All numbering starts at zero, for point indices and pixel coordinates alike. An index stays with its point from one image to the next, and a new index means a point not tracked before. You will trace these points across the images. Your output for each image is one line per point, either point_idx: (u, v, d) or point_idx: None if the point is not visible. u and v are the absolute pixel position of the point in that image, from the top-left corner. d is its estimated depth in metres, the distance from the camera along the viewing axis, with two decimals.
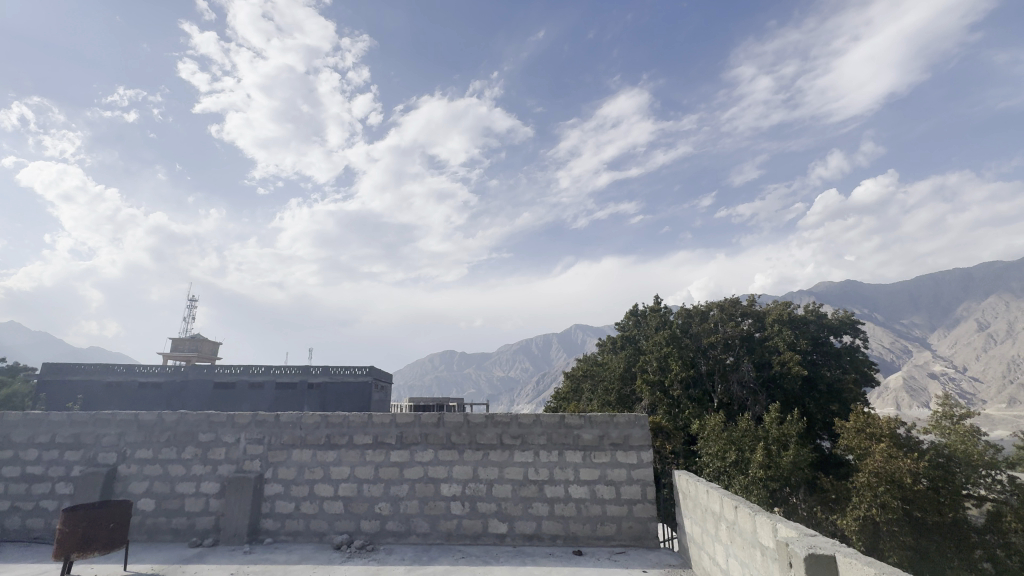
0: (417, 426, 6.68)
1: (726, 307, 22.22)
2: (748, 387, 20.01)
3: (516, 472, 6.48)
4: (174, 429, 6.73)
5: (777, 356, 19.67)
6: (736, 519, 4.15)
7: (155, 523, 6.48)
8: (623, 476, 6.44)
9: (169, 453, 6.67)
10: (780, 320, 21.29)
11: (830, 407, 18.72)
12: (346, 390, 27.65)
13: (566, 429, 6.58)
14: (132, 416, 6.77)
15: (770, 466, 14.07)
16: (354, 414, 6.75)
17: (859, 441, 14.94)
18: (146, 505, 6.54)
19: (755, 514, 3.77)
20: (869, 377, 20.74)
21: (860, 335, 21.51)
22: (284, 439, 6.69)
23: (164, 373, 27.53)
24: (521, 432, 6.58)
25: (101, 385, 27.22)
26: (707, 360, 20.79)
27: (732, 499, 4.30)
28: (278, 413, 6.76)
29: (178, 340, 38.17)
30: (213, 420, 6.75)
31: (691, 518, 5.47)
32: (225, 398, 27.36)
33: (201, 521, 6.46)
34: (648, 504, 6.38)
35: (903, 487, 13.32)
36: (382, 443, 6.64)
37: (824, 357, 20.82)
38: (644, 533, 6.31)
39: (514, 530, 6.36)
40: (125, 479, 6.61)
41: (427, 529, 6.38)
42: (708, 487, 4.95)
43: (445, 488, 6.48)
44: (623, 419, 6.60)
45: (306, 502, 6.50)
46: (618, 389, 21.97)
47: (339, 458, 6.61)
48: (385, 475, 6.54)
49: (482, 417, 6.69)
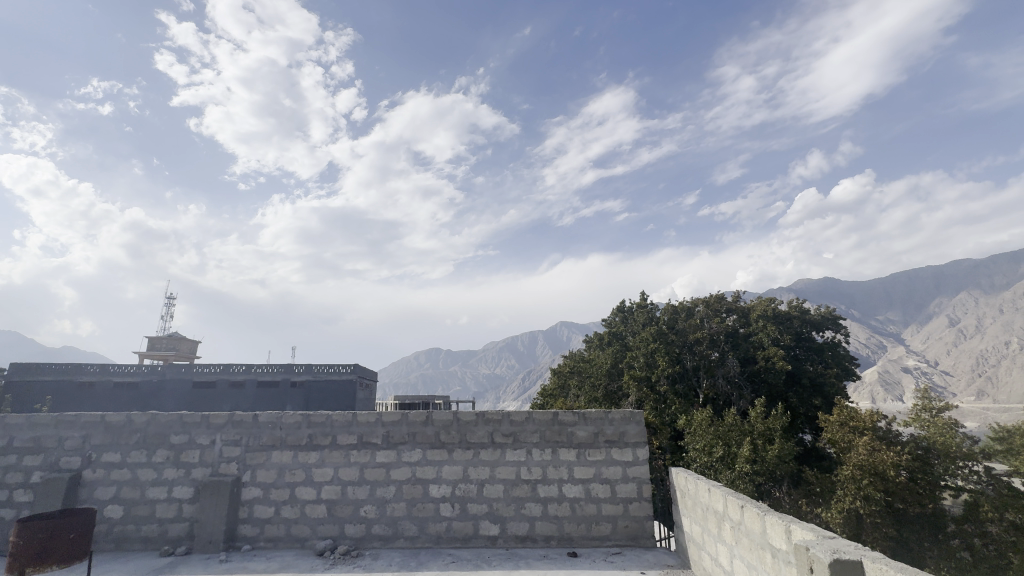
0: (404, 425, 6.39)
1: (711, 303, 22.25)
2: (733, 382, 20.07)
3: (509, 472, 6.24)
4: (144, 431, 6.32)
5: (761, 351, 19.79)
6: (741, 520, 3.97)
7: (124, 532, 6.08)
8: (618, 474, 6.25)
9: (138, 456, 6.26)
10: (764, 315, 21.41)
11: (813, 400, 18.93)
12: (329, 388, 27.15)
13: (560, 426, 6.36)
14: (98, 417, 6.34)
15: (756, 460, 14.09)
16: (337, 413, 6.42)
17: (842, 434, 15.06)
18: (114, 512, 6.13)
19: (763, 515, 3.62)
20: (850, 371, 21.02)
21: (841, 330, 21.82)
22: (263, 440, 6.34)
23: (140, 373, 26.66)
24: (513, 430, 6.34)
25: (72, 385, 26.23)
26: (693, 356, 20.79)
27: (737, 497, 4.12)
28: (256, 413, 6.40)
29: (154, 339, 37.06)
30: (186, 421, 6.37)
31: (689, 517, 5.30)
32: (204, 397, 26.59)
33: (174, 529, 6.07)
34: (644, 502, 6.20)
35: (885, 479, 13.42)
36: (368, 444, 6.33)
37: (806, 352, 21.01)
38: (640, 532, 6.12)
39: (506, 532, 6.11)
40: (90, 484, 6.19)
41: (415, 533, 6.10)
42: (709, 486, 4.78)
43: (434, 490, 6.20)
44: (617, 415, 6.41)
45: (287, 506, 6.16)
46: (605, 385, 21.88)
47: (322, 459, 6.28)
48: (371, 476, 6.24)
49: (473, 415, 6.43)
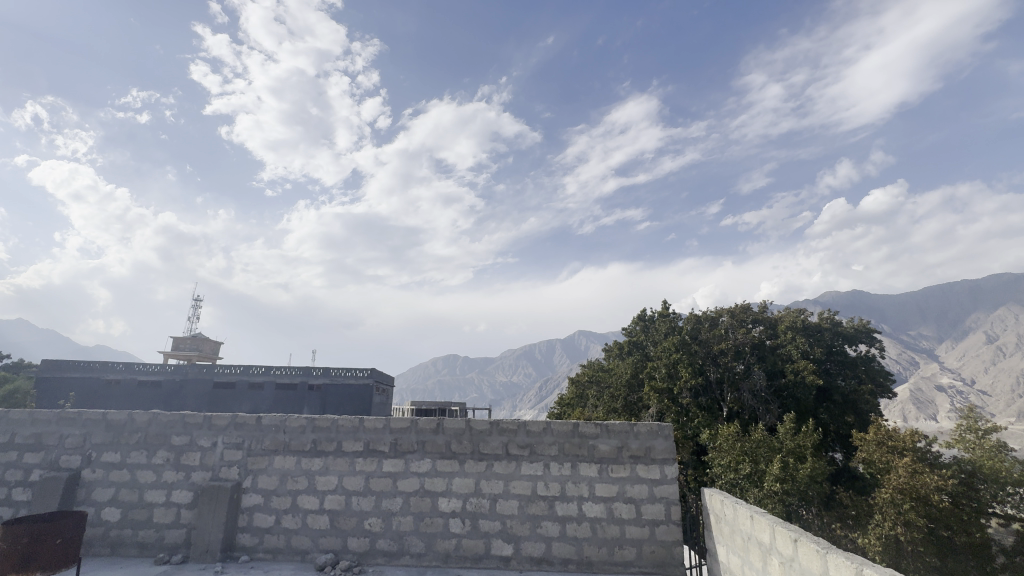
0: (413, 432, 6.01)
1: (736, 314, 21.31)
2: (759, 396, 19.07)
3: (524, 487, 5.76)
4: (145, 431, 6.07)
5: (790, 364, 18.82)
6: (794, 556, 3.43)
7: (120, 536, 5.81)
8: (644, 494, 5.70)
9: (138, 457, 6.00)
10: (793, 327, 20.40)
11: (844, 417, 17.89)
12: (346, 392, 27.09)
13: (580, 438, 5.86)
14: (100, 414, 6.13)
15: (786, 479, 13.20)
16: (344, 418, 6.05)
17: (880, 455, 14.05)
18: (111, 515, 5.87)
19: (825, 553, 3.11)
20: (885, 388, 19.83)
21: (875, 344, 20.65)
22: (266, 444, 6.01)
23: (163, 372, 27.09)
24: (530, 441, 5.87)
25: (98, 382, 26.85)
26: (716, 368, 19.88)
27: (787, 528, 3.57)
28: (260, 415, 6.10)
29: (179, 339, 37.82)
30: (188, 422, 6.09)
31: (726, 546, 4.73)
32: (224, 398, 26.84)
33: (171, 535, 5.78)
34: (672, 525, 5.63)
35: (928, 505, 12.36)
36: (374, 451, 5.94)
37: (838, 366, 19.91)
38: (667, 559, 5.55)
39: (521, 553, 5.62)
40: (88, 485, 5.94)
41: (423, 550, 5.66)
42: (750, 512, 4.21)
43: (443, 504, 5.76)
44: (643, 428, 5.88)
45: (288, 515, 5.81)
46: (625, 397, 21.11)
47: (326, 466, 5.92)
48: (377, 486, 5.84)
49: (487, 424, 6.00)
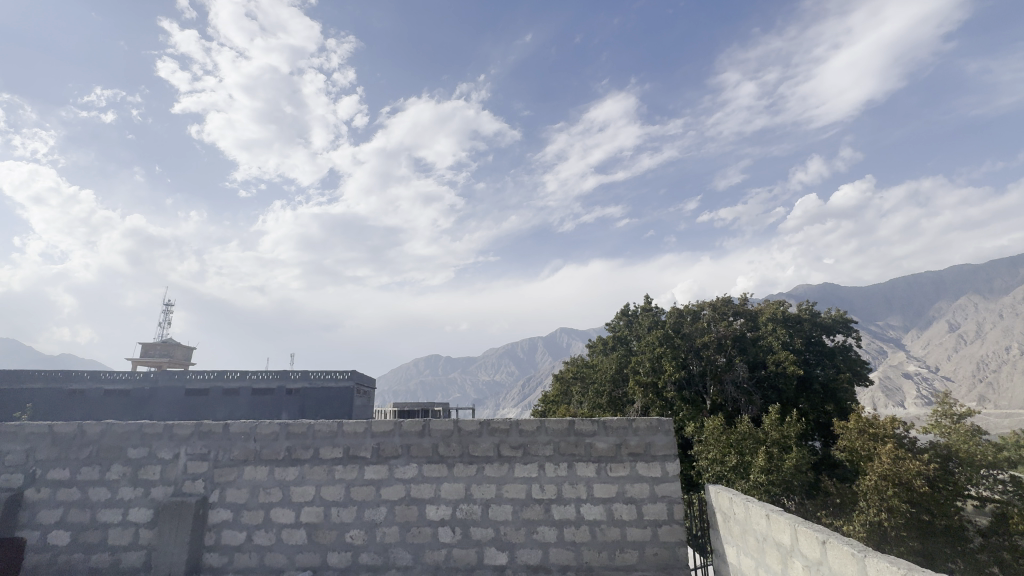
0: (397, 435, 5.56)
1: (718, 307, 21.34)
2: (741, 388, 19.10)
3: (518, 491, 5.38)
4: (97, 444, 5.47)
5: (771, 355, 18.89)
6: (823, 560, 3.14)
7: (71, 561, 5.22)
8: (645, 493, 5.39)
9: (89, 473, 5.41)
10: (773, 318, 20.53)
11: (825, 407, 18.06)
12: (325, 396, 26.24)
13: (577, 437, 5.50)
14: (45, 427, 5.51)
15: (772, 470, 13.14)
16: (321, 423, 5.58)
17: (862, 442, 14.12)
18: (59, 539, 5.27)
19: (862, 557, 2.80)
20: (863, 377, 20.10)
21: (852, 334, 20.92)
22: (235, 453, 5.48)
23: (133, 380, 25.96)
24: (523, 441, 5.48)
25: (61, 393, 25.48)
26: (699, 361, 19.85)
27: (813, 529, 3.28)
28: (227, 423, 5.55)
29: (147, 345, 36.26)
30: (146, 432, 5.52)
31: (737, 546, 4.44)
32: (196, 405, 25.73)
33: (129, 557, 5.22)
34: (674, 526, 5.34)
35: (911, 489, 12.42)
36: (355, 457, 5.47)
37: (817, 356, 20.08)
38: (671, 562, 5.25)
39: (516, 561, 5.24)
40: (32, 507, 5.33)
41: (410, 562, 5.23)
42: (764, 511, 3.91)
43: (432, 512, 5.34)
44: (643, 424, 5.54)
45: (260, 531, 5.31)
46: (610, 391, 20.94)
47: (302, 476, 5.43)
48: (358, 496, 5.38)
49: (476, 424, 5.57)
